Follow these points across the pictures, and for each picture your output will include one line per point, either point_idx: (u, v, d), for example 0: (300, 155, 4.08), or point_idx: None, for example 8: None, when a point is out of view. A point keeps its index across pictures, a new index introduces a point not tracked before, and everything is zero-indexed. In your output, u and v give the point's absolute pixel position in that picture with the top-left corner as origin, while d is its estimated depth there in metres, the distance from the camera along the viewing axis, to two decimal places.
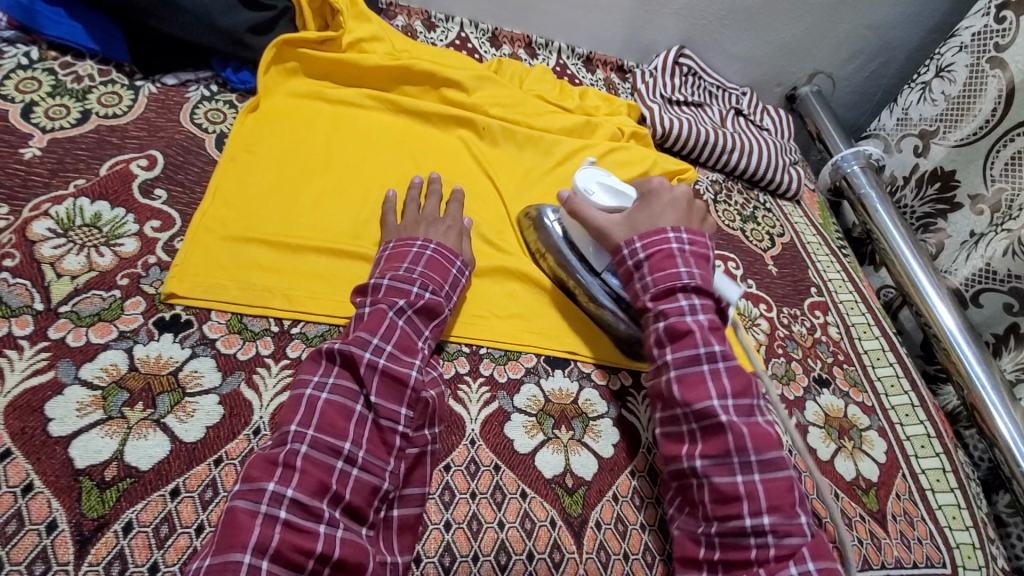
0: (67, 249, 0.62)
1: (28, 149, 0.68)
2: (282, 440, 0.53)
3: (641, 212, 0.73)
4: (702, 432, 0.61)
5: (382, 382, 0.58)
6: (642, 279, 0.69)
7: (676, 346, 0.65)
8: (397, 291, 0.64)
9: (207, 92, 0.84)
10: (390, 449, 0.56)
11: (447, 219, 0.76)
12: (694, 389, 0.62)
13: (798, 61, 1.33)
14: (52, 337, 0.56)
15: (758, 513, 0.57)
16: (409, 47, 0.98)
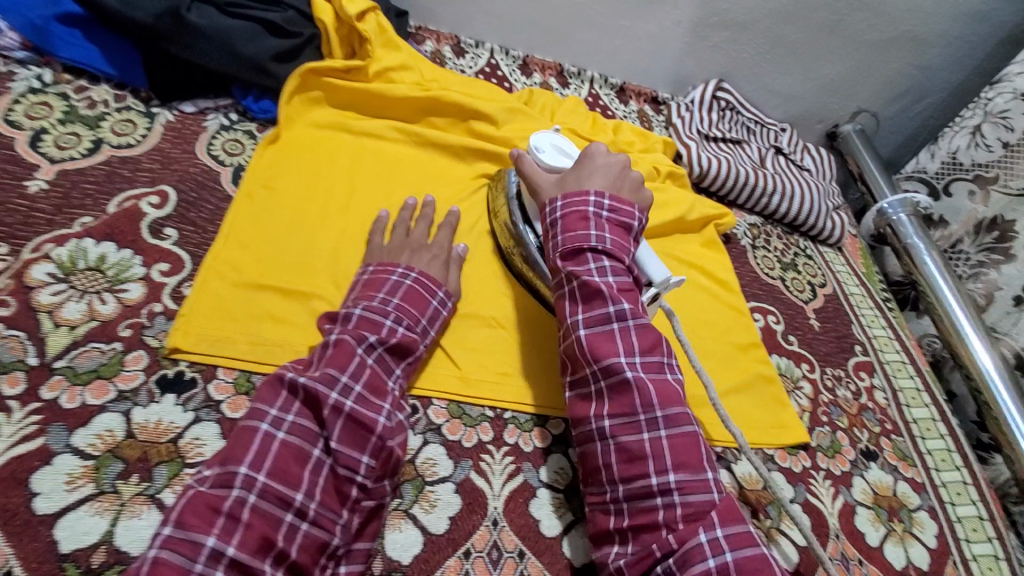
0: (67, 295, 0.57)
1: (34, 181, 0.64)
2: (227, 483, 0.47)
3: (573, 172, 0.69)
4: (609, 392, 0.57)
5: (347, 427, 0.52)
6: (554, 240, 0.65)
7: (587, 306, 0.60)
8: (369, 323, 0.58)
9: (227, 121, 0.79)
10: (344, 501, 0.51)
11: (432, 246, 0.71)
12: (603, 344, 0.58)
13: (841, 98, 1.27)
14: (45, 398, 0.51)
15: (664, 471, 0.54)
16: (438, 76, 0.93)
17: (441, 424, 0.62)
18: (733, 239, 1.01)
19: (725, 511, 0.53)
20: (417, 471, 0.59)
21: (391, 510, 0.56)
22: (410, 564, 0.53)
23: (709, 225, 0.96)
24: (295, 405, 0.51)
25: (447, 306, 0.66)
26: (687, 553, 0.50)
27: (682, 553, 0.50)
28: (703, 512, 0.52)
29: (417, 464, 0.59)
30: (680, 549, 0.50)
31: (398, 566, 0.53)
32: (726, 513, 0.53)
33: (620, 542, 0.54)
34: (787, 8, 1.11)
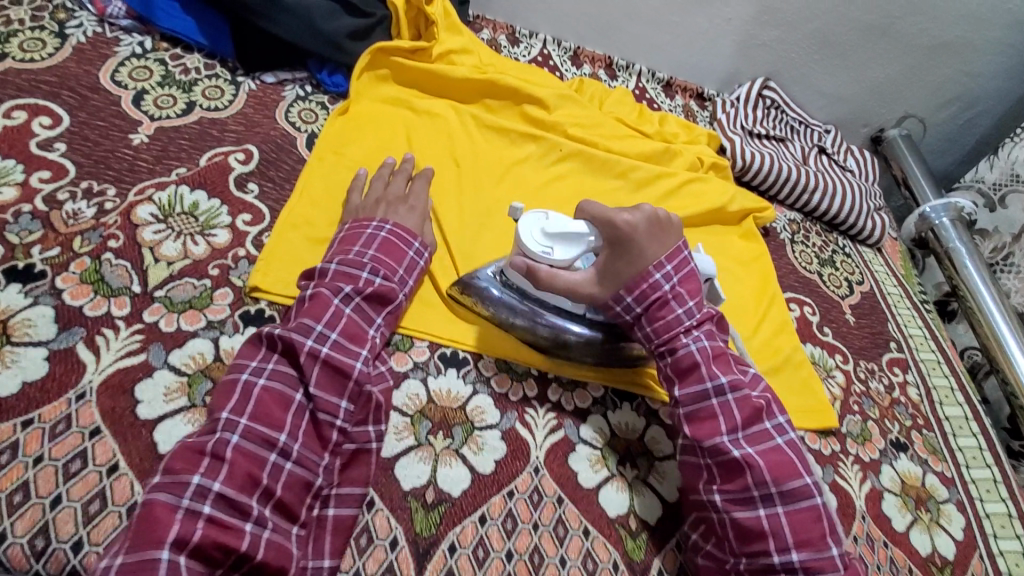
0: (165, 235, 0.64)
1: (136, 135, 0.71)
2: (211, 429, 0.51)
3: (619, 259, 0.64)
4: (718, 467, 0.58)
5: (324, 373, 0.56)
6: (643, 330, 0.65)
7: (683, 382, 0.63)
8: (345, 277, 0.62)
9: (302, 92, 0.86)
10: (325, 444, 0.55)
11: (408, 198, 0.73)
12: (704, 423, 0.61)
13: (889, 102, 1.27)
14: (146, 321, 0.58)
15: (785, 549, 0.55)
16: (495, 61, 0.98)
17: (489, 376, 0.67)
18: (773, 232, 1.03)
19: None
20: (467, 416, 0.63)
21: (443, 448, 0.61)
22: (460, 497, 0.58)
23: (749, 218, 0.98)
24: (272, 356, 0.55)
25: (423, 257, 0.69)
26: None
27: None
28: None
29: (467, 410, 0.64)
30: None
31: (450, 498, 0.58)
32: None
33: None
34: (838, 9, 1.12)
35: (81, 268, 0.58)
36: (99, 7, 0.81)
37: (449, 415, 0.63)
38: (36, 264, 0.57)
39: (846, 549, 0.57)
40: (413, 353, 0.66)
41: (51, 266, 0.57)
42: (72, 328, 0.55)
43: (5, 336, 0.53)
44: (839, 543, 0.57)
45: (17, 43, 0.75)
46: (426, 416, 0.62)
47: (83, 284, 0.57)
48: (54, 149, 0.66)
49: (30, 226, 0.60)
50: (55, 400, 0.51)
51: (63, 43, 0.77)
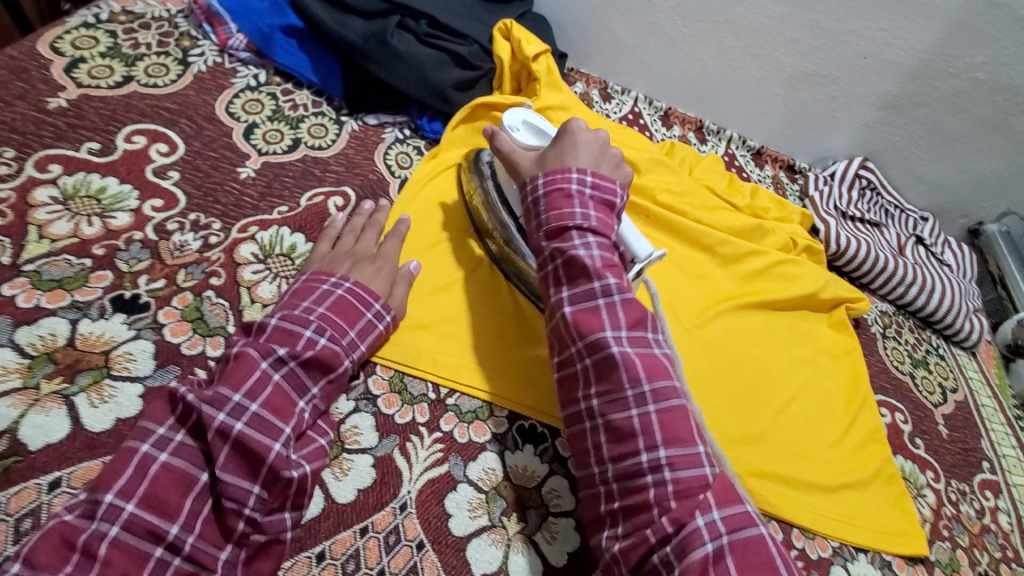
0: (264, 275, 0.64)
1: (244, 168, 0.72)
2: (92, 513, 0.44)
3: (554, 149, 0.67)
4: (595, 367, 0.57)
5: (233, 454, 0.49)
6: (538, 218, 0.63)
7: (572, 283, 0.60)
8: (282, 335, 0.55)
9: (401, 135, 0.87)
10: (229, 535, 0.48)
11: (378, 257, 0.66)
12: (587, 320, 0.58)
13: (993, 196, 1.20)
14: (211, 355, 0.57)
15: (654, 447, 0.53)
16: (590, 120, 0.97)
17: (566, 456, 0.64)
18: (863, 324, 0.97)
19: (722, 491, 0.52)
20: (542, 499, 0.60)
21: (516, 532, 0.57)
22: None
23: (841, 308, 0.93)
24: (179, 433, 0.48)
25: (383, 320, 0.62)
26: (685, 539, 0.48)
27: (679, 541, 0.48)
28: (693, 489, 0.51)
29: (542, 492, 0.61)
30: (676, 538, 0.49)
31: None
32: (723, 493, 0.52)
33: (612, 526, 0.54)
34: (953, 99, 1.07)
35: (182, 304, 0.59)
36: (222, 38, 0.84)
37: (523, 496, 0.60)
38: (142, 295, 0.58)
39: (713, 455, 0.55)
40: (492, 423, 0.63)
41: (155, 299, 0.58)
42: (168, 366, 0.55)
43: (106, 369, 0.53)
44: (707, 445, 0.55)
45: (144, 67, 0.77)
46: (501, 494, 0.59)
47: (183, 321, 0.58)
48: (168, 177, 0.68)
49: (140, 255, 0.61)
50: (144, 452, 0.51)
51: (185, 71, 0.80)
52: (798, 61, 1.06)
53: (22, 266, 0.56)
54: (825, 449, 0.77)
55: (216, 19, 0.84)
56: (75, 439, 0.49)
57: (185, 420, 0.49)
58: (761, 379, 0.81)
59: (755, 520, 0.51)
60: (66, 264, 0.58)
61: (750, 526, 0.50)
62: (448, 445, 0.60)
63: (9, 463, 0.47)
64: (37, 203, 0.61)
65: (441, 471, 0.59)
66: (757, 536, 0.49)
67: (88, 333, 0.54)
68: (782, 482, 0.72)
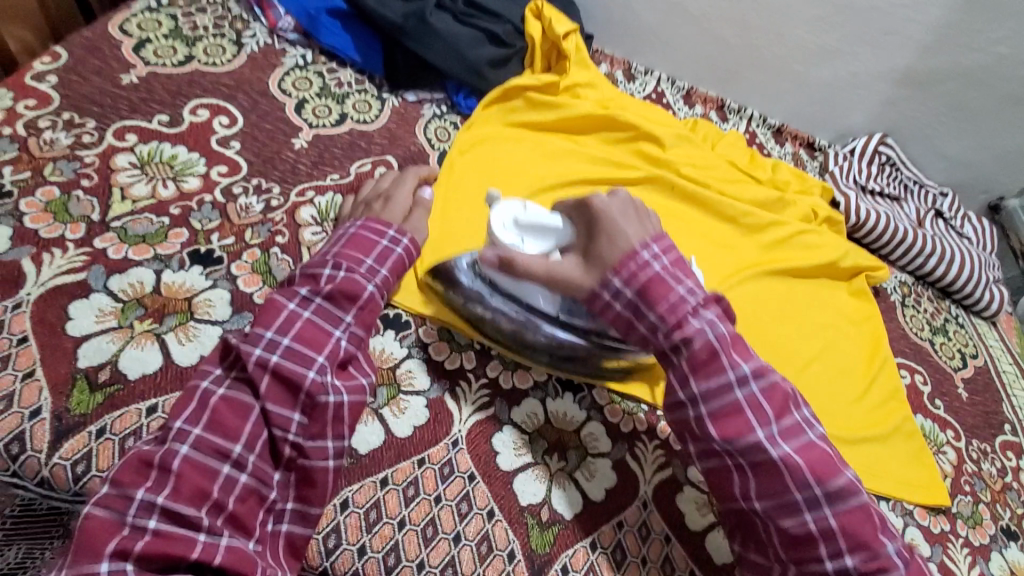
0: (322, 236, 0.69)
1: (298, 139, 0.78)
2: (163, 439, 0.49)
3: (598, 240, 0.60)
4: (752, 470, 0.54)
5: (273, 384, 0.52)
6: (645, 321, 0.57)
7: (702, 379, 0.56)
8: (308, 279, 0.58)
9: (439, 110, 0.91)
10: (280, 460, 0.52)
11: (391, 199, 0.70)
12: (730, 421, 0.55)
13: (1014, 170, 1.21)
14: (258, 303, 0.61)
15: (839, 553, 0.52)
16: (616, 98, 1.01)
17: (603, 404, 0.68)
18: (883, 293, 1.00)
19: None
20: (581, 441, 0.65)
21: (558, 469, 0.62)
22: (572, 520, 0.59)
23: (861, 276, 0.96)
24: (225, 379, 0.52)
25: (400, 244, 0.64)
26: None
27: None
28: None
29: (580, 434, 0.65)
30: None
31: (563, 519, 0.59)
32: None
33: None
34: (973, 74, 1.09)
35: (252, 259, 0.64)
36: (271, 21, 0.89)
37: (564, 438, 0.65)
38: (215, 250, 0.64)
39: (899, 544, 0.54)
40: (533, 372, 0.68)
41: (227, 254, 0.64)
42: (243, 312, 0.60)
43: (190, 312, 0.58)
44: (891, 537, 0.54)
45: (203, 47, 0.83)
46: (543, 435, 0.64)
47: (254, 273, 0.63)
48: (230, 146, 0.74)
49: (210, 215, 0.66)
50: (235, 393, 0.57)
51: (239, 50, 0.85)
52: (820, 39, 1.08)
53: (110, 223, 0.62)
54: (846, 405, 0.80)
55: (265, 3, 0.90)
56: (167, 371, 0.55)
57: (230, 366, 0.53)
58: (785, 341, 0.84)
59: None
60: (147, 221, 0.64)
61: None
62: (494, 391, 0.65)
63: (112, 391, 0.53)
64: (118, 168, 0.67)
65: (489, 413, 0.64)
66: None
67: (172, 282, 0.60)
68: (846, 445, 0.76)
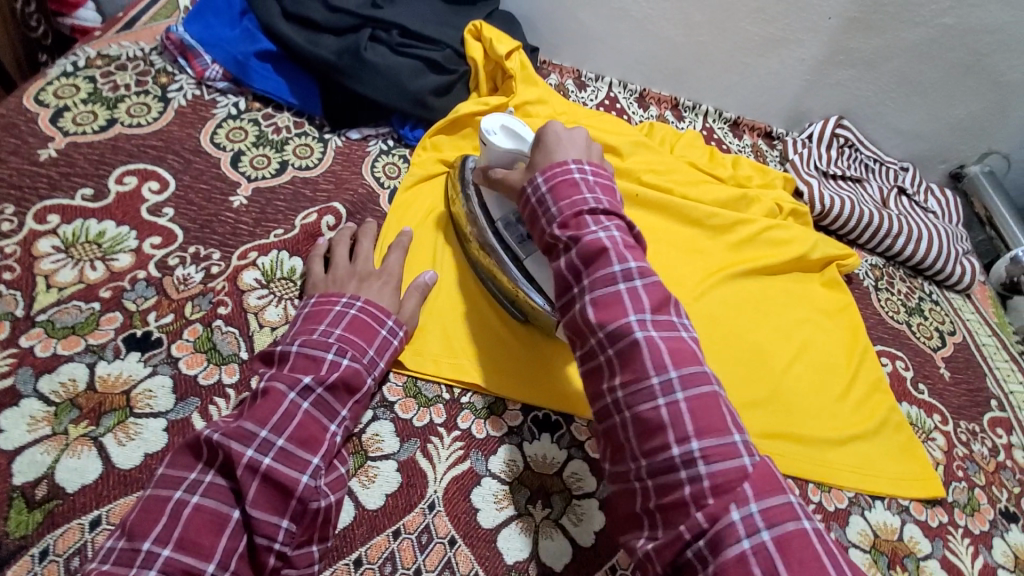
0: (268, 300, 0.65)
1: (236, 197, 0.74)
2: (130, 560, 0.45)
3: (538, 154, 0.64)
4: (619, 358, 0.51)
5: (263, 488, 0.49)
6: (546, 213, 0.58)
7: (591, 270, 0.54)
8: (306, 362, 0.56)
9: (386, 146, 0.88)
10: (261, 569, 0.49)
11: (383, 273, 0.67)
12: (611, 309, 0.52)
13: (972, 138, 1.22)
14: (204, 385, 0.58)
15: (685, 439, 0.47)
16: (568, 110, 0.98)
17: (584, 440, 0.66)
18: (855, 279, 0.99)
19: (759, 476, 0.46)
20: (565, 484, 0.62)
21: (542, 518, 0.59)
22: (562, 572, 0.57)
23: (832, 266, 0.95)
24: (202, 485, 0.48)
25: (397, 335, 0.63)
26: (719, 535, 0.43)
27: (714, 533, 0.43)
28: (733, 483, 0.45)
29: (563, 477, 0.63)
30: (711, 532, 0.43)
31: (551, 574, 0.56)
32: (760, 479, 0.46)
33: (650, 527, 0.48)
34: (921, 49, 1.09)
35: (194, 336, 0.60)
36: (197, 70, 0.85)
37: (546, 483, 0.62)
38: (153, 331, 0.60)
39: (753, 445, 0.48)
40: (508, 417, 0.65)
41: (166, 334, 0.60)
42: (188, 398, 0.57)
43: (129, 407, 0.55)
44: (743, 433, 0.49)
45: (126, 107, 0.79)
46: (524, 484, 0.61)
47: (197, 352, 0.59)
48: (163, 214, 0.69)
49: (146, 292, 0.63)
50: None
51: (166, 107, 0.81)
52: (766, 29, 1.07)
53: (35, 316, 0.58)
54: (831, 405, 0.79)
55: (190, 53, 0.85)
56: (108, 477, 0.51)
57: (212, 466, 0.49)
58: (761, 343, 0.82)
59: (799, 516, 0.44)
60: (76, 309, 0.60)
61: (792, 520, 0.43)
62: (468, 443, 0.62)
63: (52, 507, 0.49)
64: (41, 254, 0.62)
65: (464, 468, 0.60)
66: (801, 532, 0.43)
67: (107, 375, 0.56)
68: (773, 438, 0.74)
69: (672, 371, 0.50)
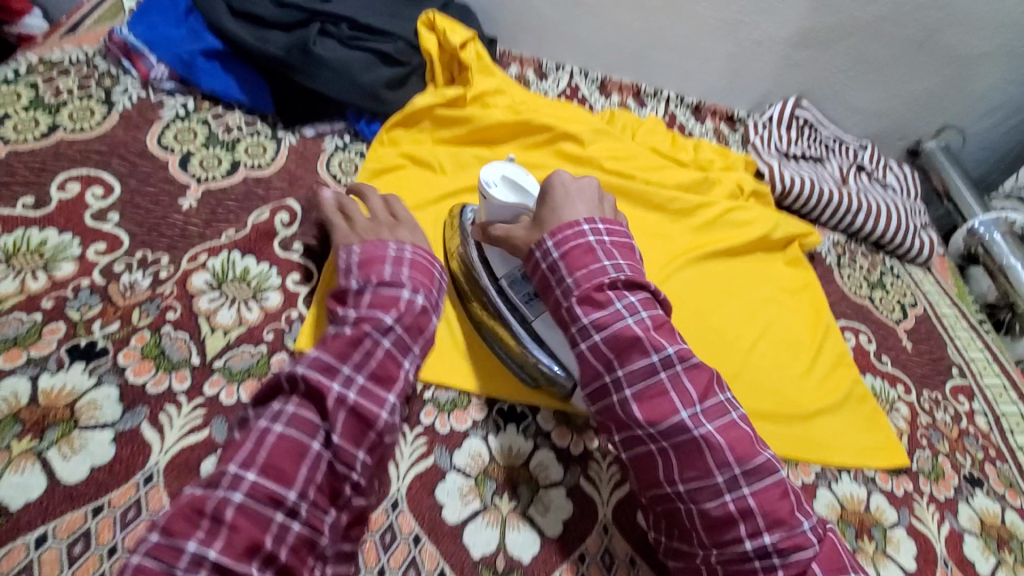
0: (220, 302, 0.63)
1: (185, 199, 0.72)
2: (217, 483, 0.47)
3: (544, 209, 0.64)
4: (675, 451, 0.53)
5: (348, 420, 0.52)
6: (562, 285, 0.60)
7: (624, 359, 0.56)
8: (386, 299, 0.59)
9: (341, 142, 0.86)
10: (335, 501, 0.51)
11: (414, 224, 0.70)
12: (654, 403, 0.55)
13: (927, 114, 1.24)
14: (152, 393, 0.56)
15: (757, 533, 0.51)
16: (526, 100, 0.97)
17: (549, 429, 0.65)
18: (818, 257, 1.00)
19: (825, 556, 0.51)
20: (532, 474, 0.62)
21: (510, 510, 0.59)
22: (531, 563, 0.56)
23: (795, 244, 0.96)
24: (287, 413, 0.51)
25: (444, 283, 0.67)
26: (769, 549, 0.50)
27: None
28: (805, 566, 0.50)
29: (530, 467, 0.62)
30: None
31: (521, 564, 0.56)
32: (825, 560, 0.51)
33: None
34: (874, 27, 1.11)
35: (142, 343, 0.59)
36: (142, 72, 0.82)
37: (513, 474, 0.61)
38: (98, 340, 0.58)
39: (817, 521, 0.53)
40: (472, 410, 0.64)
41: (112, 342, 0.58)
42: (136, 407, 0.55)
43: (73, 420, 0.53)
44: (808, 516, 0.53)
45: (68, 112, 0.76)
46: (490, 476, 0.60)
47: (144, 360, 0.58)
48: (107, 220, 0.67)
49: (90, 300, 0.60)
50: (123, 484, 0.51)
51: (111, 110, 0.78)
52: (721, 12, 1.07)
53: None
54: (797, 381, 0.80)
55: (134, 54, 0.83)
56: (54, 492, 0.49)
57: (296, 392, 0.52)
58: (727, 323, 0.83)
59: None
60: (17, 321, 0.57)
61: None
62: (431, 438, 0.61)
63: None
64: None
65: (427, 464, 0.60)
66: None
67: (50, 388, 0.54)
68: None
69: (735, 467, 0.52)
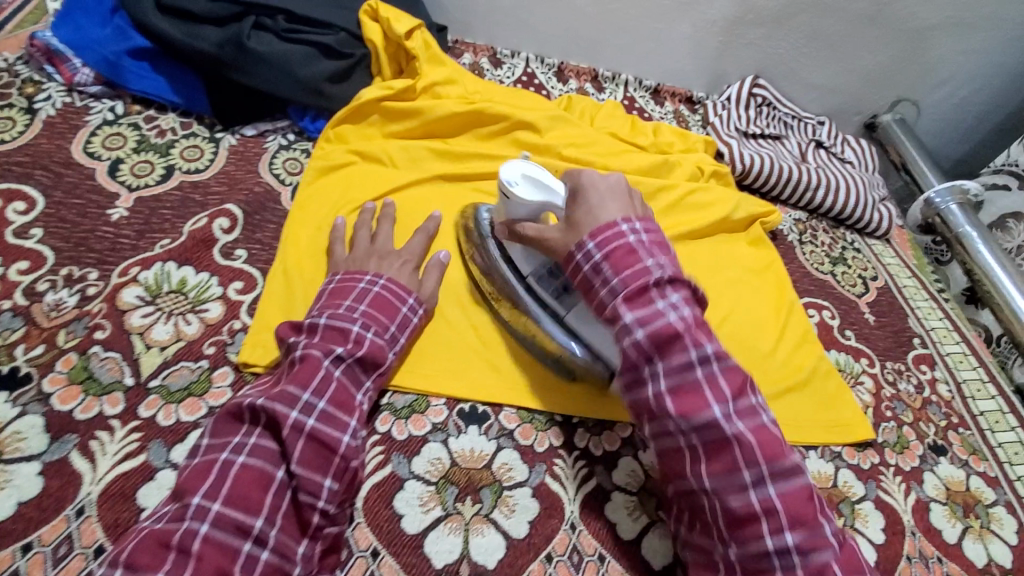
0: (155, 317, 0.60)
1: (115, 209, 0.67)
2: (182, 515, 0.45)
3: (579, 207, 0.60)
4: (706, 449, 0.50)
5: (309, 447, 0.50)
6: (607, 284, 0.55)
7: (664, 352, 0.51)
8: (335, 333, 0.56)
9: (285, 141, 0.82)
10: (305, 529, 0.49)
11: (403, 250, 0.68)
12: (690, 395, 0.50)
13: (882, 88, 1.25)
14: (81, 419, 0.52)
15: (780, 530, 0.47)
16: (479, 89, 0.93)
17: (513, 429, 0.63)
18: (780, 235, 1.00)
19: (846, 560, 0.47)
20: (495, 477, 0.60)
21: (473, 515, 0.57)
22: (496, 568, 0.55)
23: (756, 224, 0.95)
24: (247, 446, 0.49)
25: (417, 312, 0.64)
26: None
27: None
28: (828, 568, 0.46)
29: (493, 470, 0.60)
30: None
31: (486, 571, 0.54)
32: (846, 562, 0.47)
33: None
34: (826, 3, 1.10)
35: (68, 366, 0.55)
36: (65, 76, 0.77)
37: (475, 478, 0.59)
38: (20, 366, 0.54)
39: (839, 526, 0.49)
40: (431, 413, 0.62)
41: (36, 367, 0.54)
42: (64, 436, 0.51)
43: None
44: (830, 520, 0.49)
45: None
46: (451, 481, 0.58)
47: (72, 385, 0.54)
48: (29, 236, 0.63)
49: (12, 323, 0.56)
50: (53, 518, 0.48)
51: (33, 119, 0.73)
52: None
53: None
54: (763, 360, 0.79)
55: (57, 58, 0.77)
56: None
57: (255, 424, 0.50)
58: None
59: None
60: None
61: None
62: (388, 446, 0.59)
63: None
64: None
65: (385, 473, 0.57)
66: None
67: None
68: None
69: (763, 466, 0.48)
